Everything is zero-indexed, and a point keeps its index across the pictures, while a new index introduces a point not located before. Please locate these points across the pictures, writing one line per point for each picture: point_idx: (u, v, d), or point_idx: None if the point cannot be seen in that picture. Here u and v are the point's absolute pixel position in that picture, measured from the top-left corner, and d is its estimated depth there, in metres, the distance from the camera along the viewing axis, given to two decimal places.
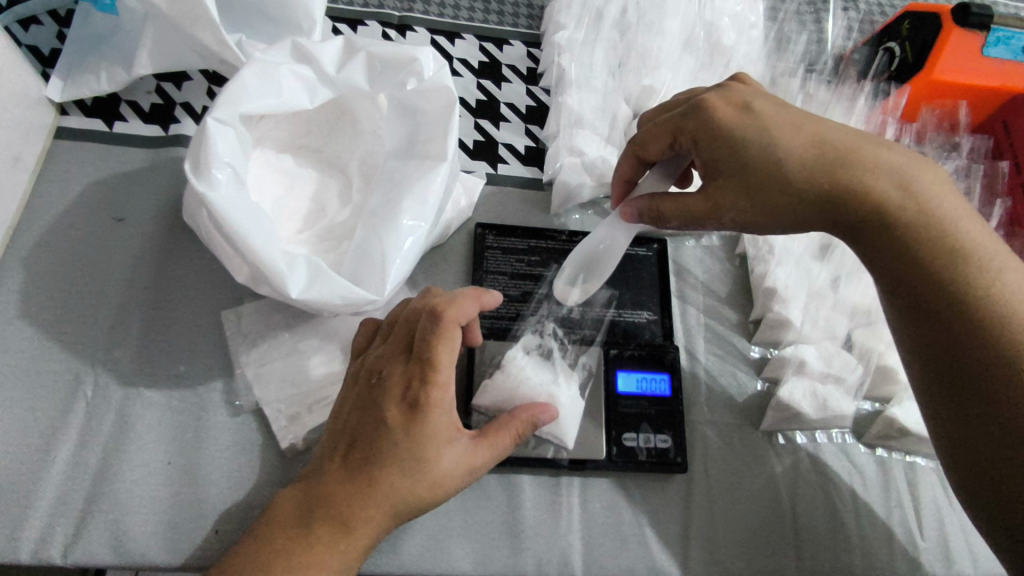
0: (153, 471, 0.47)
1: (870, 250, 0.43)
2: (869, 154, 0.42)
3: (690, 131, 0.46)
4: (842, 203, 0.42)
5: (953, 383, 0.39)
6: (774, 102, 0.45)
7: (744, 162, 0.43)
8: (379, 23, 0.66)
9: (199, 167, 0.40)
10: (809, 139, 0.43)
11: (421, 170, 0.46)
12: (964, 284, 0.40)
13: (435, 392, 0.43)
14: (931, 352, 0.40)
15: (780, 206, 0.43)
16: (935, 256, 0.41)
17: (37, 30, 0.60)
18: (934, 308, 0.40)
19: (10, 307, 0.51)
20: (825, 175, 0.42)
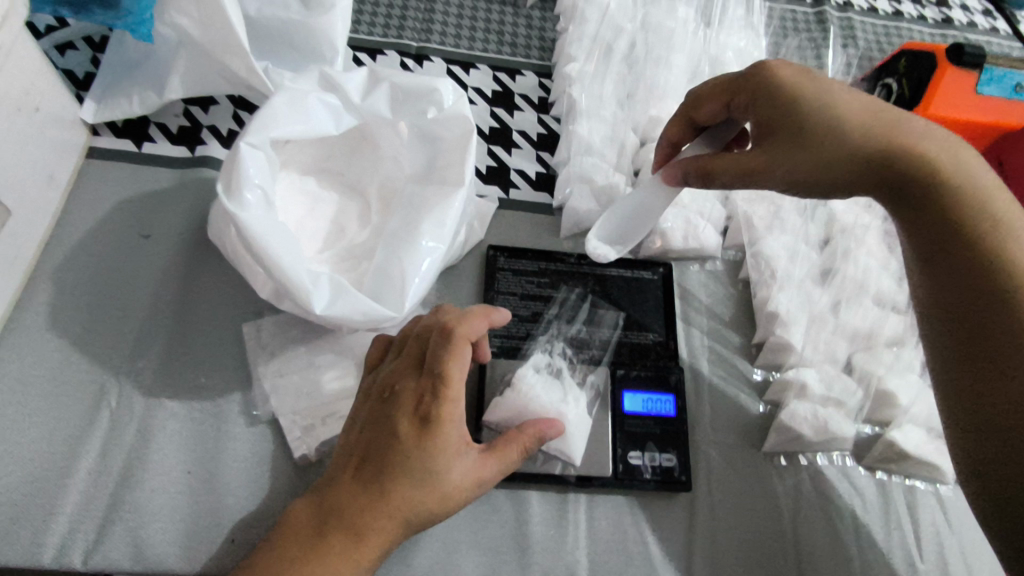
0: (172, 480, 0.49)
1: (911, 215, 0.44)
2: (923, 129, 0.44)
3: (747, 96, 0.47)
4: (895, 169, 0.43)
5: (973, 351, 0.41)
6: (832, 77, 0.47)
7: (801, 118, 0.45)
8: (398, 53, 0.69)
9: (230, 188, 0.42)
10: (863, 103, 0.45)
11: (439, 194, 0.48)
12: (997, 253, 0.42)
13: (446, 407, 0.44)
14: (957, 319, 0.43)
15: (831, 169, 0.44)
16: (977, 230, 0.42)
17: (72, 55, 0.63)
18: (965, 276, 0.42)
19: (39, 319, 0.53)
20: (882, 141, 0.43)
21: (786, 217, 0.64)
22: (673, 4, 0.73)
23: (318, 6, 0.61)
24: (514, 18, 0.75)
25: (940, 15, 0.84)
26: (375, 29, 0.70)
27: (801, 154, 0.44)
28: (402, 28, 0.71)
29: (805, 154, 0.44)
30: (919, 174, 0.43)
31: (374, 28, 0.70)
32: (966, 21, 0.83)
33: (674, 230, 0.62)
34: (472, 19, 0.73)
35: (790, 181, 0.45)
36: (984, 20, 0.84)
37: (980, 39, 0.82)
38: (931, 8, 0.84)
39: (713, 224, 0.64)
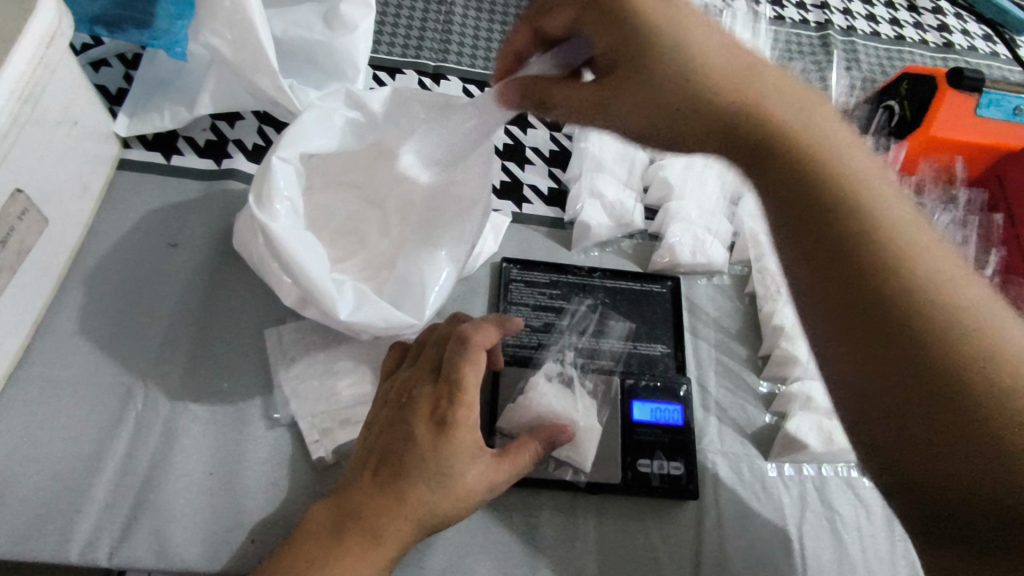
0: (195, 481, 0.50)
1: (773, 186, 0.40)
2: (784, 92, 0.41)
3: (588, 20, 0.44)
4: (737, 126, 0.41)
5: (859, 337, 0.36)
6: (709, 23, 0.44)
7: (645, 47, 0.42)
8: (416, 72, 0.72)
9: (261, 199, 0.44)
10: (743, 62, 0.42)
11: (459, 210, 0.50)
12: (902, 259, 0.35)
13: (462, 411, 0.46)
14: (838, 307, 0.37)
15: (667, 112, 0.43)
16: (864, 216, 0.37)
17: (106, 71, 0.66)
18: (842, 255, 0.36)
19: (70, 323, 0.55)
20: (726, 110, 0.41)
21: None
22: None
23: (342, 27, 0.66)
24: None
25: (942, 39, 0.86)
26: (394, 49, 0.73)
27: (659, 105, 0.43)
28: (420, 48, 0.74)
29: (645, 91, 0.43)
30: (759, 133, 0.40)
31: (393, 48, 0.73)
32: (967, 45, 0.86)
33: (682, 245, 0.64)
34: (488, 40, 0.76)
35: (625, 121, 0.45)
36: (985, 45, 0.87)
37: (981, 63, 0.84)
38: (933, 32, 0.87)
39: (720, 240, 0.66)
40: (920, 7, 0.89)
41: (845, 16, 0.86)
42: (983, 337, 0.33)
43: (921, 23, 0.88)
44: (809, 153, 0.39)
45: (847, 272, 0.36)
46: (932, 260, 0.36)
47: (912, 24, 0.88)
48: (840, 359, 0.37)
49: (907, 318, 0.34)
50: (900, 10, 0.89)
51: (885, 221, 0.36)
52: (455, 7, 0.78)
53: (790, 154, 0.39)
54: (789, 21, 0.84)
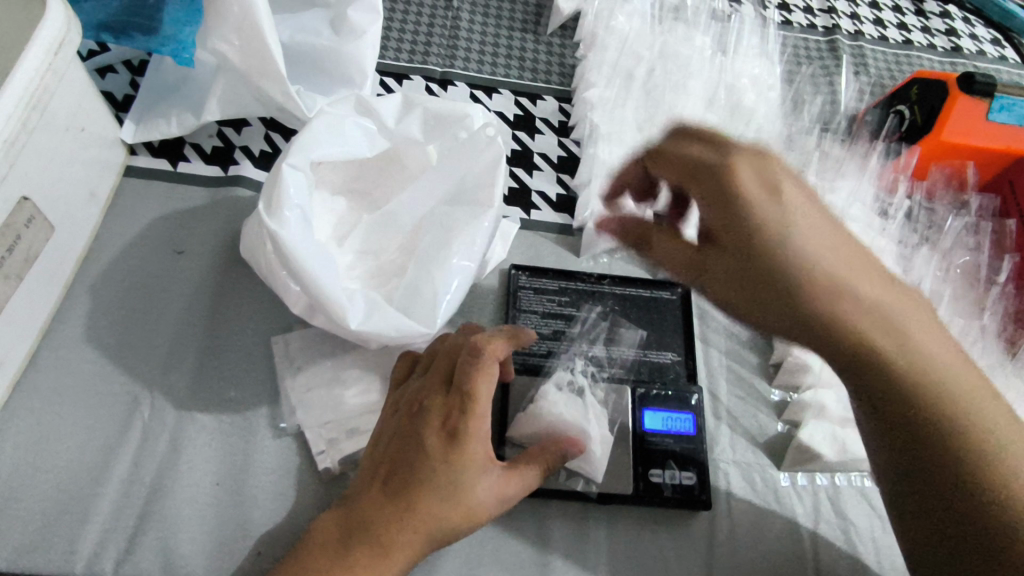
0: (202, 491, 0.50)
1: (840, 369, 0.40)
2: (846, 262, 0.39)
3: (699, 189, 0.43)
4: (789, 300, 0.40)
5: (908, 462, 0.39)
6: (773, 159, 0.42)
7: (749, 249, 0.41)
8: (423, 78, 0.71)
9: (271, 206, 0.44)
10: (820, 240, 0.39)
11: (470, 215, 0.49)
12: (941, 424, 0.37)
13: (474, 422, 0.45)
14: (891, 446, 0.40)
15: (763, 285, 0.41)
16: (938, 403, 0.37)
17: (112, 78, 0.66)
18: (910, 422, 0.38)
19: (76, 331, 0.54)
20: (821, 297, 0.39)
21: None
22: (690, 32, 0.75)
23: (349, 33, 0.66)
24: (535, 45, 0.77)
25: (950, 43, 0.86)
26: (401, 55, 0.73)
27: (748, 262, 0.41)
28: (427, 53, 0.73)
29: (737, 265, 0.42)
30: (829, 313, 0.39)
31: (400, 54, 0.73)
32: (976, 49, 0.85)
33: None
34: (495, 46, 0.76)
35: (716, 288, 0.44)
36: (993, 49, 0.86)
37: (990, 68, 0.84)
38: (941, 36, 0.87)
39: None
40: (928, 12, 0.89)
41: (853, 20, 0.86)
42: (1005, 467, 0.37)
43: (929, 27, 0.87)
44: (869, 334, 0.38)
45: (922, 453, 0.38)
46: (992, 424, 0.37)
47: (920, 29, 0.87)
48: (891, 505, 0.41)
49: (935, 429, 0.37)
50: (907, 14, 0.88)
51: (943, 391, 0.37)
52: (462, 13, 0.77)
53: (863, 334, 0.38)
54: (797, 26, 0.84)
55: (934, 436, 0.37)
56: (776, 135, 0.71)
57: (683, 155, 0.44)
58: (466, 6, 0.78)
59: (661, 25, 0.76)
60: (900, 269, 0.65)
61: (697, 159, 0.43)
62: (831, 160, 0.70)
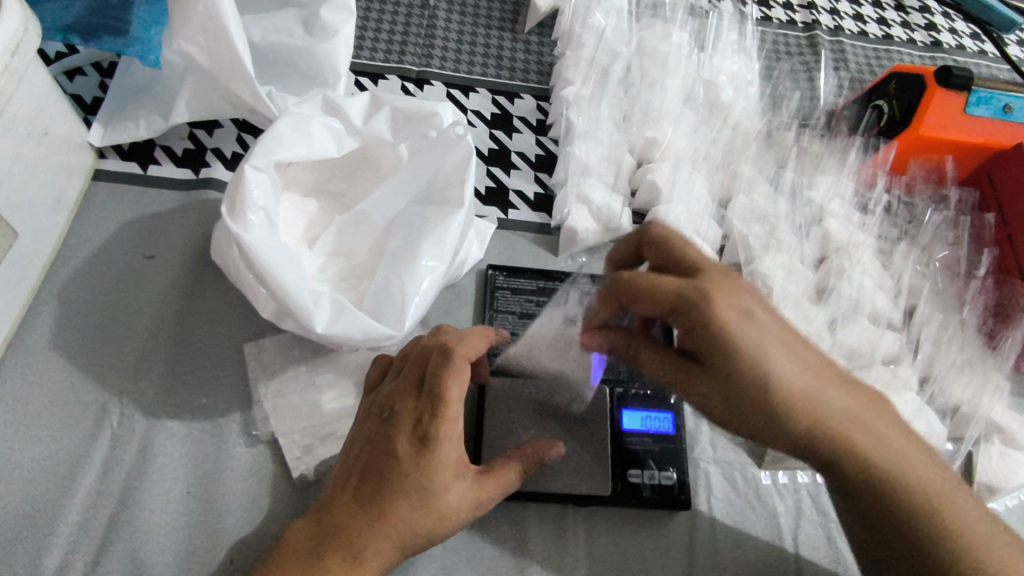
0: (172, 500, 0.49)
1: (819, 460, 0.42)
2: (818, 377, 0.40)
3: (682, 319, 0.41)
4: (743, 419, 0.42)
5: (887, 540, 0.42)
6: (767, 343, 0.39)
7: (736, 404, 0.41)
8: (399, 78, 0.71)
9: (235, 210, 0.43)
10: (792, 368, 0.40)
11: (440, 215, 0.48)
12: (912, 518, 0.41)
13: (445, 425, 0.44)
14: (867, 518, 0.43)
15: (743, 413, 0.41)
16: (880, 481, 0.41)
17: (81, 80, 0.65)
18: (880, 509, 0.42)
19: (42, 339, 0.53)
20: (794, 409, 0.40)
21: (782, 236, 0.64)
22: (668, 29, 0.75)
23: (322, 32, 0.65)
24: (512, 43, 0.76)
25: (929, 38, 0.86)
26: (376, 55, 0.72)
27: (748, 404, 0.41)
28: (403, 53, 0.73)
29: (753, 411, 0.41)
30: (791, 422, 0.40)
31: (375, 53, 0.72)
32: (955, 44, 0.85)
33: None
34: (472, 44, 0.75)
35: (704, 401, 0.43)
36: (972, 43, 0.86)
37: (969, 62, 0.84)
38: (920, 31, 0.86)
39: (710, 242, 0.64)
40: (907, 7, 0.89)
41: (832, 16, 0.86)
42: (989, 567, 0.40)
43: (908, 22, 0.87)
44: (829, 435, 0.41)
45: (890, 523, 0.42)
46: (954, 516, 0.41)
47: (900, 24, 0.87)
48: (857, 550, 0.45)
49: (893, 515, 0.41)
50: (887, 9, 0.88)
51: (904, 484, 0.41)
52: (438, 12, 0.77)
53: (831, 433, 0.41)
54: (777, 22, 0.83)
55: (893, 512, 0.41)
56: (754, 131, 0.71)
57: (631, 281, 0.42)
58: (442, 5, 0.77)
59: (639, 22, 0.76)
60: (880, 264, 0.65)
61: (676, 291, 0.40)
62: (809, 156, 0.70)
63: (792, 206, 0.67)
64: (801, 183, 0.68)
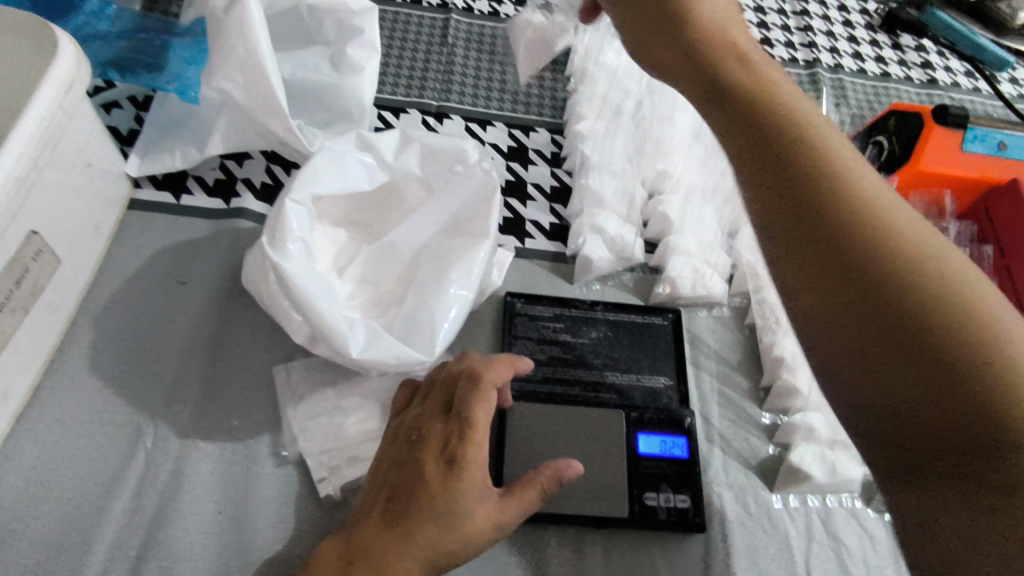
0: (204, 520, 0.50)
1: (815, 183, 0.43)
2: (786, 94, 0.49)
3: (706, 51, 0.51)
4: (752, 113, 0.47)
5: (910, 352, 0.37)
6: (779, 77, 0.49)
7: (735, 92, 0.49)
8: (419, 111, 0.74)
9: (275, 239, 0.45)
10: (793, 94, 0.48)
11: (466, 246, 0.51)
12: (930, 302, 0.38)
13: (471, 448, 0.46)
14: (882, 335, 0.38)
15: (747, 121, 0.47)
16: (905, 264, 0.39)
17: (117, 113, 0.68)
18: (901, 308, 0.38)
19: (80, 362, 0.55)
20: (784, 127, 0.46)
21: None
22: None
23: (348, 70, 0.68)
24: (527, 79, 0.79)
25: (925, 75, 0.90)
26: (398, 90, 0.75)
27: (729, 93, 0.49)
28: (423, 88, 0.76)
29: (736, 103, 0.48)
30: (791, 127, 0.46)
31: (397, 88, 0.75)
32: (950, 81, 0.89)
33: (682, 278, 0.65)
34: (488, 80, 0.78)
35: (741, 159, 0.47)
36: (967, 81, 0.90)
37: (965, 99, 0.87)
38: (917, 69, 0.90)
39: (719, 273, 0.67)
40: (903, 46, 0.93)
41: (832, 54, 0.90)
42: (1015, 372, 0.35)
43: (905, 60, 0.91)
44: (853, 201, 0.42)
45: (906, 328, 0.37)
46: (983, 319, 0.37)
47: (897, 62, 0.91)
48: (882, 422, 0.38)
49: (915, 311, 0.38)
50: (884, 48, 0.92)
51: (930, 270, 0.39)
52: (456, 49, 0.80)
53: (855, 188, 0.42)
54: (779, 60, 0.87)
55: (913, 306, 0.38)
56: None
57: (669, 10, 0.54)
58: (460, 42, 0.81)
59: None
60: None
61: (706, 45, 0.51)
62: None
63: None
64: None
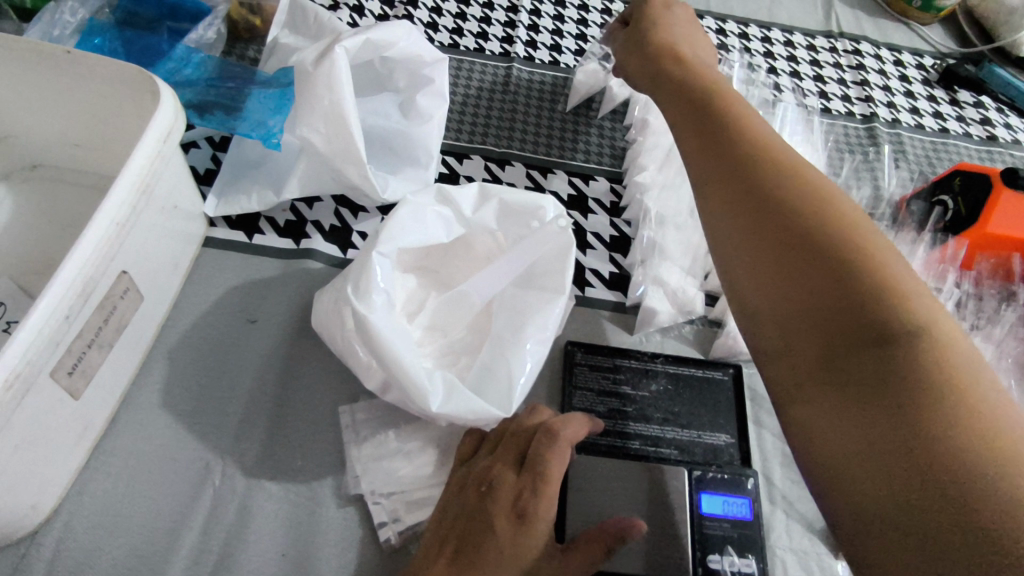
0: (269, 561, 0.51)
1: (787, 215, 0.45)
2: (759, 126, 0.52)
3: (698, 99, 0.56)
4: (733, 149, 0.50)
5: (867, 377, 0.37)
6: (763, 127, 0.52)
7: (721, 134, 0.52)
8: (482, 157, 0.76)
9: (360, 290, 0.46)
10: (773, 143, 0.51)
11: (541, 300, 0.51)
12: (890, 330, 0.38)
13: (544, 503, 0.46)
14: (846, 355, 0.39)
15: (726, 155, 0.50)
16: (868, 295, 0.39)
17: (195, 152, 0.70)
18: (863, 333, 0.38)
19: (153, 396, 0.56)
20: (758, 164, 0.48)
21: None
22: None
23: (418, 117, 0.71)
24: (587, 128, 0.81)
25: (985, 132, 0.89)
26: (461, 136, 0.77)
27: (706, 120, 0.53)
28: (486, 134, 0.78)
29: (706, 130, 0.53)
30: (768, 167, 0.48)
31: (461, 135, 0.78)
32: (1010, 139, 0.89)
33: None
34: (549, 128, 0.80)
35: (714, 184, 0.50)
36: None
37: None
38: (975, 126, 0.90)
39: None
40: (961, 102, 0.92)
41: (889, 108, 0.90)
42: (974, 411, 0.34)
43: (963, 116, 0.91)
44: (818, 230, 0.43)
45: (869, 352, 0.38)
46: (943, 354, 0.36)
47: (955, 118, 0.91)
48: (832, 447, 0.37)
49: (878, 334, 0.38)
50: (942, 103, 0.92)
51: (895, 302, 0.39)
52: (518, 97, 0.82)
53: (829, 217, 0.44)
54: (836, 114, 0.87)
55: (873, 333, 0.38)
56: None
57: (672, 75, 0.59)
58: (522, 90, 0.83)
59: None
60: None
61: (696, 96, 0.56)
62: None
63: None
64: None
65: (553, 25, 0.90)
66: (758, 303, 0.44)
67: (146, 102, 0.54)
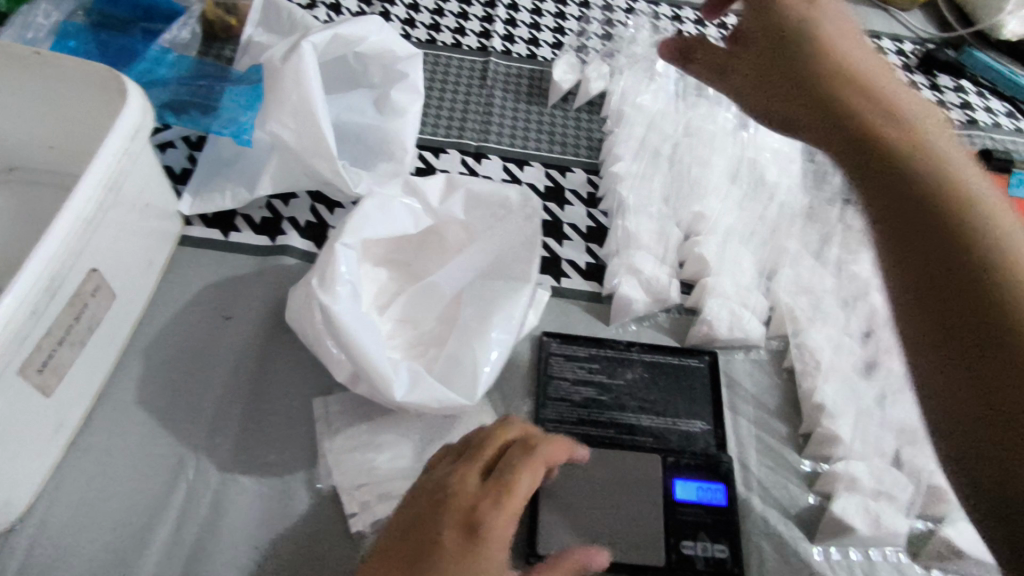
0: (243, 553, 0.51)
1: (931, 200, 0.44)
2: (894, 95, 0.50)
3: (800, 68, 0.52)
4: (869, 126, 0.49)
5: (998, 361, 0.38)
6: (894, 95, 0.51)
7: (845, 104, 0.50)
8: (458, 151, 0.76)
9: (325, 283, 0.47)
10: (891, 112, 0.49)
11: (507, 290, 0.51)
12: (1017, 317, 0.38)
13: (502, 521, 0.45)
14: (976, 336, 0.39)
15: (858, 132, 0.49)
16: (997, 282, 0.40)
17: (172, 152, 0.71)
18: (987, 317, 0.39)
19: (128, 394, 0.57)
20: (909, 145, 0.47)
21: (827, 310, 0.65)
22: (713, 108, 0.78)
23: (392, 112, 0.71)
24: (564, 120, 0.81)
25: (965, 116, 0.89)
26: (438, 131, 0.78)
27: (821, 109, 0.51)
28: (463, 129, 0.78)
29: (828, 108, 0.51)
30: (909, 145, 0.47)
31: (437, 130, 0.78)
32: (991, 122, 0.88)
33: (719, 321, 0.64)
34: (526, 121, 0.80)
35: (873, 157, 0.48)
36: (1008, 121, 0.89)
37: (1007, 139, 0.86)
38: (956, 110, 0.90)
39: (757, 316, 0.66)
40: (942, 86, 0.92)
41: None
42: None
43: (944, 101, 0.90)
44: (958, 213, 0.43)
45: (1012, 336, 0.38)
46: None
47: (935, 102, 0.90)
48: (947, 416, 0.40)
49: (998, 320, 0.39)
50: (922, 88, 0.92)
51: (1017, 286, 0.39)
52: (495, 90, 0.82)
53: (959, 197, 0.44)
54: None
55: (1002, 319, 0.39)
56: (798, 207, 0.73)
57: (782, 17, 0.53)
58: (499, 84, 0.83)
59: (683, 101, 0.79)
60: None
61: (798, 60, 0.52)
62: None
63: (838, 281, 0.68)
64: (845, 257, 0.69)
65: (531, 19, 0.90)
66: (892, 285, 0.44)
67: (113, 99, 0.54)
